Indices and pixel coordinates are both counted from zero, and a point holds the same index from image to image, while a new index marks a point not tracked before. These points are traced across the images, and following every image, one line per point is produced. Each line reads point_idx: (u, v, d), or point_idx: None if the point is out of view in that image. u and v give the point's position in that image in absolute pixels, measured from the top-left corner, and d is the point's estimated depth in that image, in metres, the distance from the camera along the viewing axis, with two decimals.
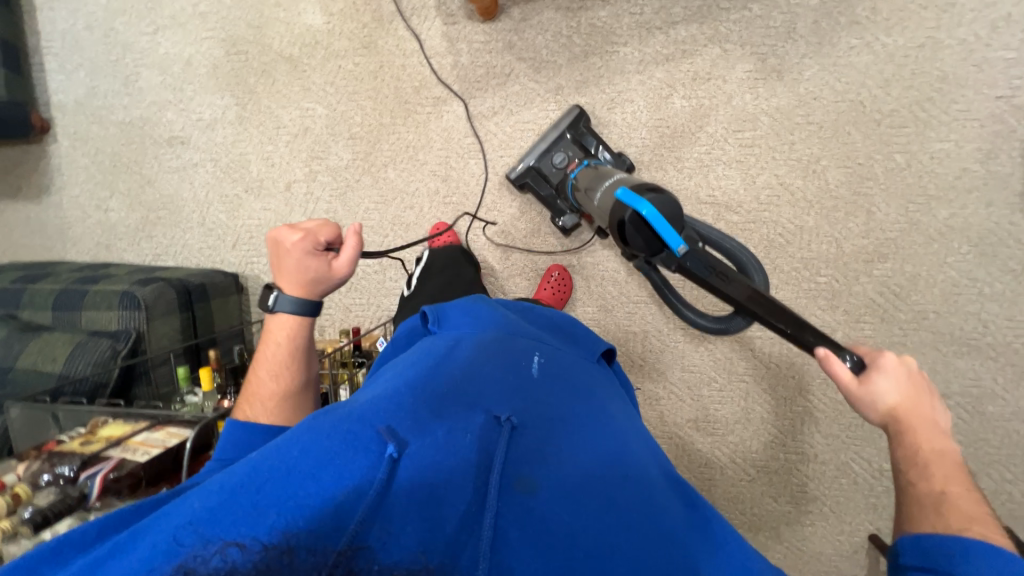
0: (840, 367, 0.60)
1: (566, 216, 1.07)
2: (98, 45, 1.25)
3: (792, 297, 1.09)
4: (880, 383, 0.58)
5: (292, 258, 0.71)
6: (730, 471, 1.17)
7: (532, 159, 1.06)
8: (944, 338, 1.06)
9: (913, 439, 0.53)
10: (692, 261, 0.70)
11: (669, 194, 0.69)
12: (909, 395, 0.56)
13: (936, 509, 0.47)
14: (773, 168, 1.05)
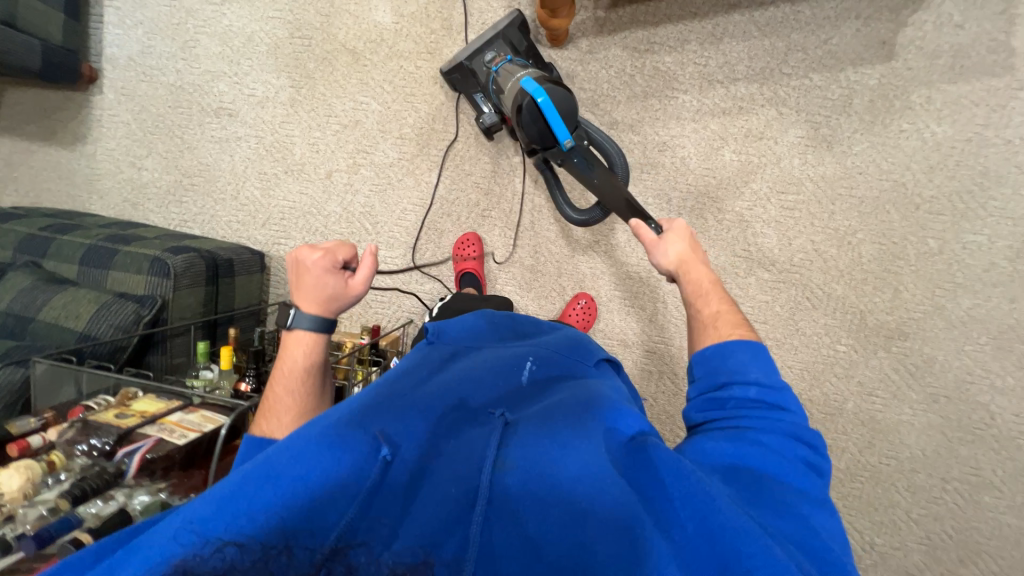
0: (646, 231, 0.72)
1: (486, 114, 1.02)
2: (162, 7, 1.25)
3: (810, 361, 1.11)
4: (667, 240, 0.71)
5: (313, 274, 0.71)
6: None
7: (464, 55, 1.00)
8: (951, 422, 1.08)
9: (694, 278, 0.67)
10: (576, 156, 0.81)
11: (566, 90, 0.77)
12: (688, 245, 0.70)
13: (711, 326, 0.61)
14: (810, 233, 1.07)
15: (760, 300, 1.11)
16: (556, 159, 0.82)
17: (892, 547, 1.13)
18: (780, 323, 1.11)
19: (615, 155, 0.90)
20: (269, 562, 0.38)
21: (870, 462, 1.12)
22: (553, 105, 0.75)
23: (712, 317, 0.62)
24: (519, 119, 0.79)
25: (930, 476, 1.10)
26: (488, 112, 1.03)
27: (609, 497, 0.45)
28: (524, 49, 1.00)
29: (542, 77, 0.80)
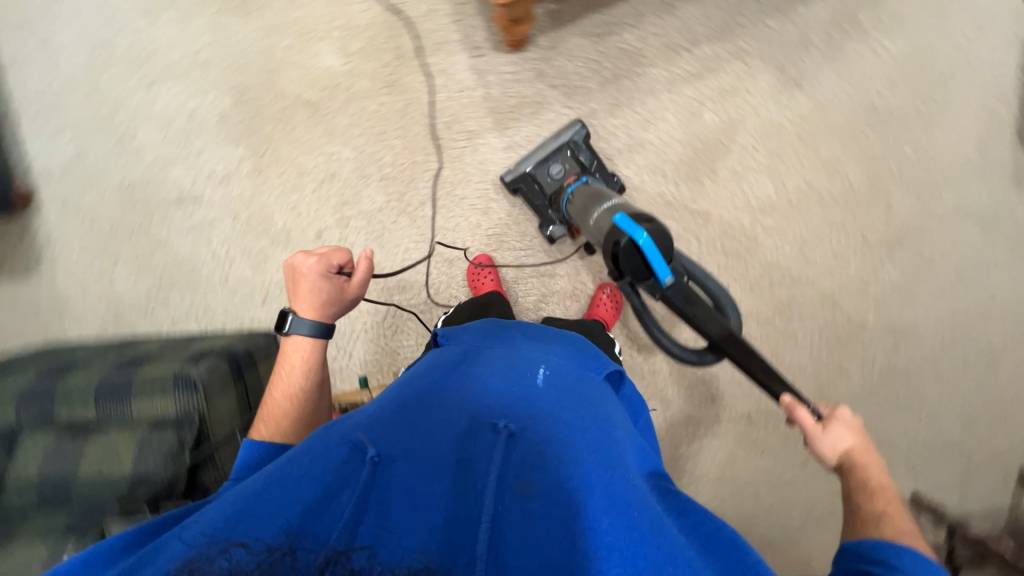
0: (802, 412, 0.66)
1: (554, 227, 1.10)
2: (85, 105, 1.15)
3: (827, 288, 1.17)
4: (828, 426, 0.65)
5: (307, 281, 0.74)
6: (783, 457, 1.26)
7: (528, 165, 1.07)
8: (961, 308, 1.17)
9: (871, 475, 0.59)
10: (676, 295, 0.76)
11: (661, 225, 0.75)
12: (855, 441, 0.63)
13: (876, 524, 0.52)
14: (800, 171, 1.12)
15: (769, 245, 1.15)
16: (652, 291, 0.77)
17: (935, 434, 1.22)
18: (793, 261, 1.16)
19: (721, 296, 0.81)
20: (275, 562, 0.38)
21: (900, 363, 1.20)
22: (654, 242, 0.73)
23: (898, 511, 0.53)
24: (612, 258, 0.76)
25: (954, 361, 1.19)
26: (552, 224, 1.10)
27: (605, 526, 0.44)
28: (590, 160, 1.07)
29: (635, 212, 0.77)
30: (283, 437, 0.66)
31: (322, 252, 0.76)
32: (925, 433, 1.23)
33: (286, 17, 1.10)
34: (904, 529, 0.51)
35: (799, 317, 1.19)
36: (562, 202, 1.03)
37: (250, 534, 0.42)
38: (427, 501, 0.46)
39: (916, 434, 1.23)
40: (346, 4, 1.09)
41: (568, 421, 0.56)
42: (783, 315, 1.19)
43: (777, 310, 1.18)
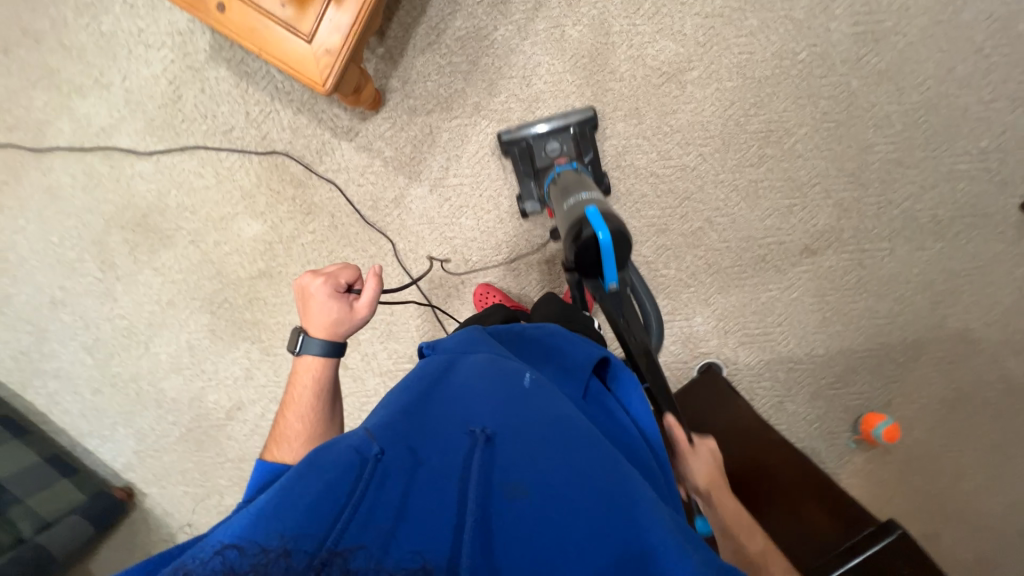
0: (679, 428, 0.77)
1: (529, 202, 1.07)
2: (114, 396, 1.27)
3: (794, 88, 1.08)
4: (696, 449, 0.76)
5: (315, 303, 0.76)
6: (868, 259, 1.17)
7: (529, 133, 1.05)
8: (934, 8, 1.05)
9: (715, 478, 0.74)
10: (615, 302, 0.78)
11: (626, 232, 0.74)
12: (713, 464, 0.75)
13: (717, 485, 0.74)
14: (690, 10, 1.05)
15: (712, 92, 1.08)
16: (595, 294, 0.80)
17: (999, 135, 1.10)
18: (745, 89, 1.08)
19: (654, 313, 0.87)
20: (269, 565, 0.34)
21: (917, 99, 1.09)
22: (612, 253, 0.73)
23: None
24: (570, 244, 0.76)
25: (966, 58, 1.07)
26: (530, 198, 1.07)
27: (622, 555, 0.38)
28: (584, 151, 1.06)
29: (606, 209, 0.77)
30: (292, 456, 0.68)
31: (330, 271, 0.77)
32: (990, 142, 1.10)
33: (197, 221, 1.17)
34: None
35: (787, 131, 1.10)
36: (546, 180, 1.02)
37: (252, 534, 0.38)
38: (426, 511, 0.41)
39: (982, 147, 1.10)
40: (230, 176, 1.14)
41: (574, 418, 0.50)
42: (772, 140, 1.10)
43: (763, 140, 1.10)
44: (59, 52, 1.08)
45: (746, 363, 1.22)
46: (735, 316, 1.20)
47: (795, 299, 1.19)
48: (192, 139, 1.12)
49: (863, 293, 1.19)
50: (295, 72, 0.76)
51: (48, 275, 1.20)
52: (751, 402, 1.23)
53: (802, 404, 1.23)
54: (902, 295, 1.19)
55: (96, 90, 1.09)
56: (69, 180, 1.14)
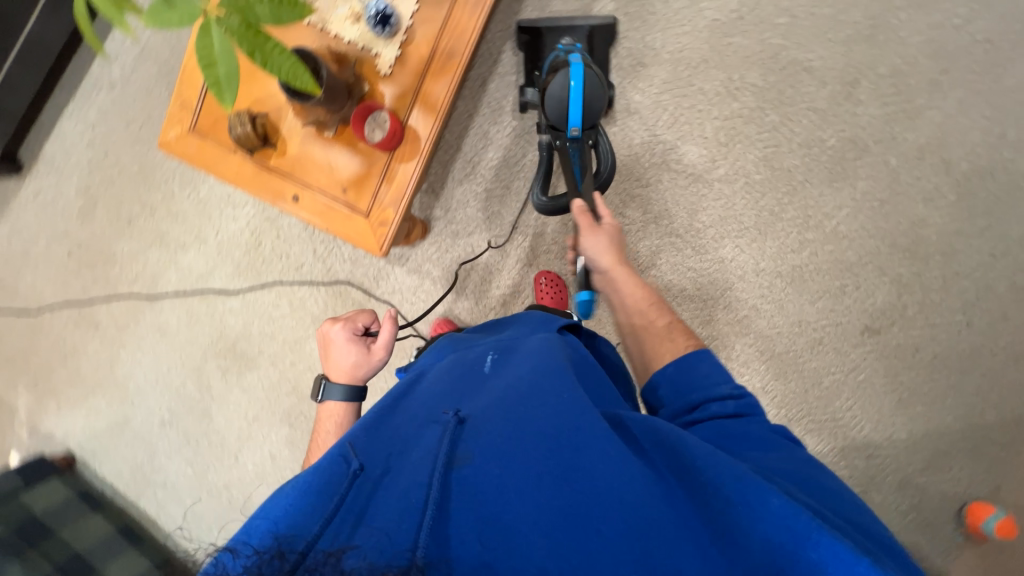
0: (586, 220, 0.86)
1: (528, 90, 1.06)
2: (210, 502, 1.41)
3: (827, 173, 1.07)
4: (597, 235, 0.85)
5: (337, 347, 0.85)
6: (943, 334, 1.09)
7: (546, 23, 1.05)
8: (970, 79, 1.03)
9: (623, 281, 0.82)
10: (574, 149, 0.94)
11: (600, 80, 0.91)
12: (610, 244, 0.85)
13: (622, 287, 0.82)
14: (708, 116, 1.09)
15: (740, 187, 1.10)
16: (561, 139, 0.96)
17: None
18: (775, 180, 1.09)
19: (611, 160, 0.98)
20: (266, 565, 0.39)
21: (968, 168, 1.04)
22: (583, 78, 0.89)
23: (669, 327, 0.75)
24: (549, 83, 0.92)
25: (1018, 122, 1.02)
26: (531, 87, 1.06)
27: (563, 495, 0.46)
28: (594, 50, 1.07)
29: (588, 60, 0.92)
30: None
31: (350, 316, 0.87)
32: None
33: (275, 345, 1.32)
34: (679, 342, 0.72)
35: (827, 214, 1.08)
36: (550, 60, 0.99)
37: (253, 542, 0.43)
38: (405, 497, 0.46)
39: None
40: (302, 304, 1.29)
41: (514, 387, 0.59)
42: (811, 225, 1.09)
43: (802, 226, 1.09)
44: (167, 217, 1.30)
45: (819, 453, 1.15)
46: (798, 403, 1.14)
47: (863, 381, 1.12)
48: (271, 275, 1.29)
49: (943, 370, 1.10)
50: (355, 240, 0.88)
51: (159, 399, 1.38)
52: None
53: (891, 494, 1.13)
54: (991, 369, 1.08)
55: (195, 245, 1.30)
56: (174, 319, 1.34)
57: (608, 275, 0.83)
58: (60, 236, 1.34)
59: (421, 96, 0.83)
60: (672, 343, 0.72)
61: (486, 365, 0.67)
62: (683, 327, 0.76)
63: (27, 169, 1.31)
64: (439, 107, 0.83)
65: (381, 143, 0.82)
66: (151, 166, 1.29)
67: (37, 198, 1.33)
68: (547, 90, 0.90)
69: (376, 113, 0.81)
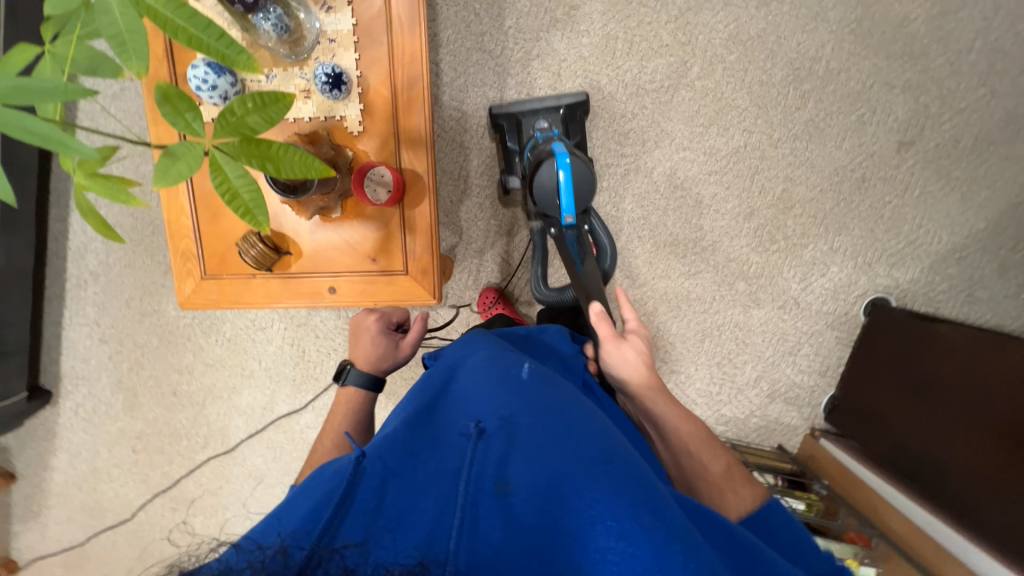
0: (604, 328, 0.74)
1: (512, 178, 1.08)
2: None
3: (797, 20, 1.04)
4: (622, 347, 0.72)
5: (367, 337, 0.79)
6: (974, 115, 1.07)
7: (521, 108, 1.06)
8: None
9: (668, 408, 0.68)
10: (570, 236, 0.88)
11: (591, 173, 0.88)
12: (644, 361, 0.72)
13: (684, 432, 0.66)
14: (659, 23, 1.06)
15: (721, 74, 1.07)
16: (553, 224, 0.91)
17: None
18: (750, 51, 1.06)
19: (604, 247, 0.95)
20: (264, 560, 0.35)
21: None
22: (572, 181, 0.86)
23: (725, 475, 0.62)
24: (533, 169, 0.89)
25: None
26: (514, 175, 1.08)
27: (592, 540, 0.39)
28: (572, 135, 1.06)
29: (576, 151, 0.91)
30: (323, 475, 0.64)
31: (382, 310, 0.83)
32: None
33: None
34: (736, 494, 0.59)
35: (813, 58, 1.06)
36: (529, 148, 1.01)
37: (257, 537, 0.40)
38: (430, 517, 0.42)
39: None
40: None
41: (557, 408, 0.52)
42: (804, 75, 1.06)
43: (796, 81, 1.07)
44: (207, 371, 1.28)
45: (911, 281, 1.14)
46: (869, 244, 1.13)
47: (920, 195, 1.11)
48: (328, 375, 1.26)
49: (988, 148, 1.08)
50: (407, 300, 0.86)
51: None
52: (937, 310, 1.15)
53: (994, 284, 1.12)
54: None
55: (245, 382, 1.28)
56: (261, 460, 1.32)
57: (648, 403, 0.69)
58: (118, 438, 1.32)
59: (403, 136, 0.80)
60: (725, 500, 0.59)
61: (524, 371, 0.60)
62: (744, 474, 0.64)
63: (56, 392, 1.29)
64: (425, 138, 0.80)
65: (388, 199, 0.80)
66: (169, 331, 1.26)
67: (79, 414, 1.30)
68: (535, 176, 0.87)
69: (369, 173, 0.78)
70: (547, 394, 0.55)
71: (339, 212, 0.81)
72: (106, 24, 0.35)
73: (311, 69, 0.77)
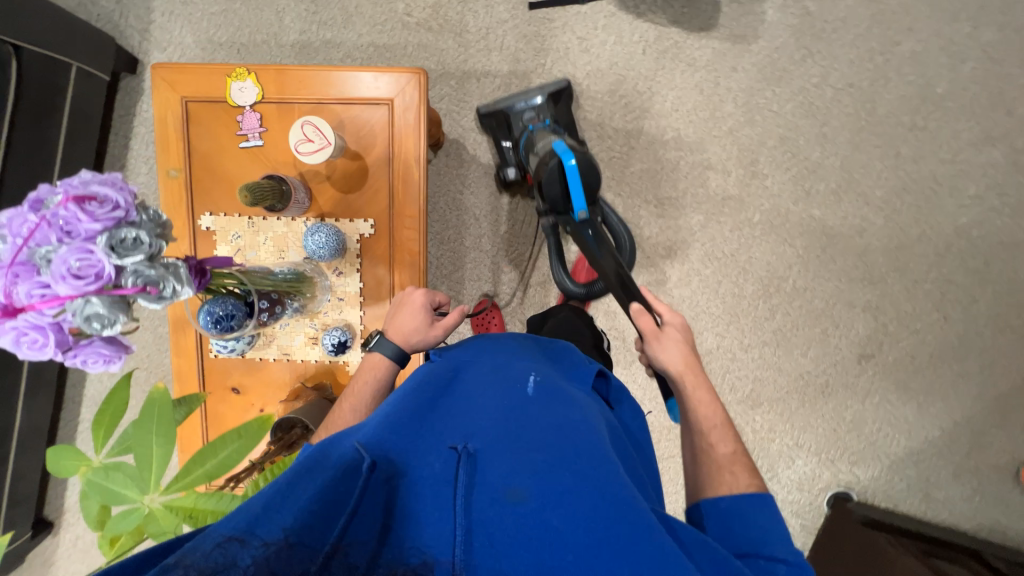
0: (647, 323, 0.77)
1: (511, 170, 1.07)
2: None
3: (766, 245, 1.14)
4: (662, 339, 0.75)
5: (406, 311, 0.78)
6: (928, 335, 1.16)
7: (503, 103, 1.02)
8: (852, 119, 1.10)
9: (696, 397, 0.69)
10: (588, 231, 0.90)
11: (591, 162, 0.88)
12: (686, 348, 0.75)
13: (703, 452, 0.65)
14: (642, 237, 1.16)
15: (697, 285, 1.17)
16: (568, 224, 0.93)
17: (983, 176, 1.10)
18: (724, 267, 1.16)
19: (625, 237, 1.00)
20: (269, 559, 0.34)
21: (883, 193, 1.12)
22: (577, 174, 0.87)
23: (731, 456, 0.64)
24: (541, 173, 0.89)
25: (908, 138, 1.09)
26: (510, 168, 1.07)
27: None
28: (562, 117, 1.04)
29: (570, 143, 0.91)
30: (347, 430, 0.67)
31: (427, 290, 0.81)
32: (978, 187, 1.10)
33: None
34: (740, 478, 0.61)
35: (781, 277, 1.15)
36: (524, 145, 1.00)
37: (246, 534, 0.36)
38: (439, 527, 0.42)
39: (973, 196, 1.10)
40: None
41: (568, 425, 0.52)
42: (771, 292, 1.16)
43: (765, 296, 1.16)
44: None
45: (871, 478, 1.21)
46: (831, 442, 1.21)
47: (880, 401, 1.18)
48: None
49: (942, 364, 1.17)
50: None
51: None
52: (897, 506, 1.21)
53: (949, 486, 1.19)
54: (983, 345, 1.15)
55: None
56: None
57: (676, 382, 0.72)
58: None
59: None
60: (722, 484, 0.60)
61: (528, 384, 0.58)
62: (749, 464, 0.64)
63: (58, 523, 1.35)
64: None
65: None
66: None
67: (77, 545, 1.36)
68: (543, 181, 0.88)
69: None
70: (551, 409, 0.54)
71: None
72: (153, 525, 0.44)
73: (321, 321, 0.86)
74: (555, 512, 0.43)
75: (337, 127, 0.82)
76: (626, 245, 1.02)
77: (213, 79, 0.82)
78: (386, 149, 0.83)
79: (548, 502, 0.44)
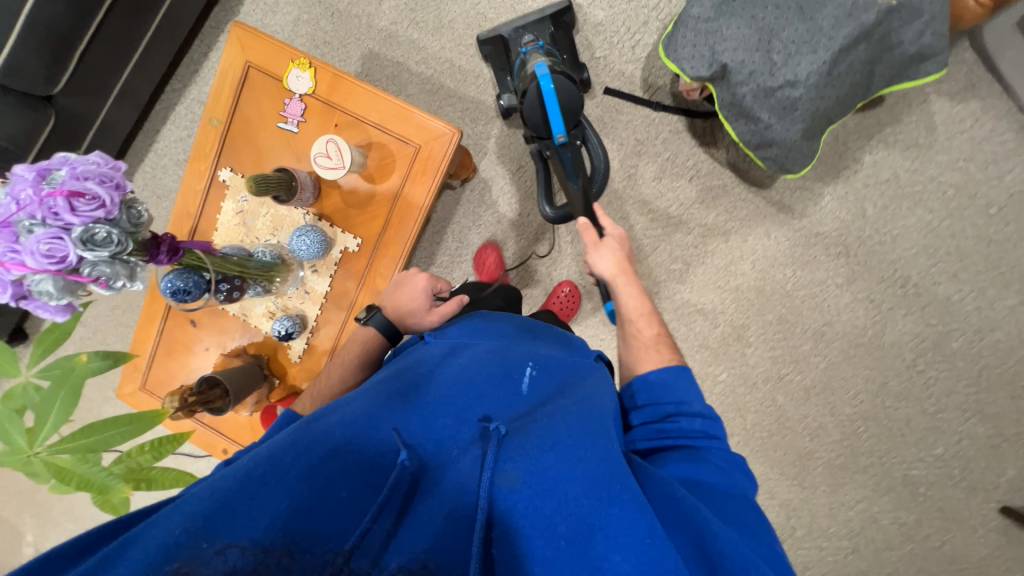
0: (590, 236, 0.77)
1: (506, 96, 1.04)
2: None
3: (718, 404, 1.13)
4: (601, 251, 0.75)
5: (407, 291, 0.79)
6: (831, 559, 1.13)
7: (505, 32, 1.02)
8: (853, 332, 1.07)
9: (625, 294, 0.71)
10: (564, 154, 0.90)
11: (572, 84, 0.87)
12: (623, 254, 0.75)
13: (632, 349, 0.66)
14: (610, 343, 1.18)
15: None
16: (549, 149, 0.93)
17: (955, 442, 1.07)
18: None
19: (601, 165, 0.96)
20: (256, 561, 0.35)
21: (851, 411, 1.10)
22: (555, 95, 0.86)
23: (653, 338, 0.65)
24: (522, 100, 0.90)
25: (899, 373, 1.07)
26: (506, 95, 1.05)
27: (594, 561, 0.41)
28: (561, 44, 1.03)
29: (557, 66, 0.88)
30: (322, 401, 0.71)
31: (433, 275, 0.82)
32: (943, 449, 1.07)
33: None
34: (663, 356, 0.63)
35: None
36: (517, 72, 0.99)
37: (234, 533, 0.38)
38: (438, 510, 0.43)
39: (933, 455, 1.08)
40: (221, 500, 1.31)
41: (564, 410, 0.53)
42: None
43: None
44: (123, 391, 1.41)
45: None
46: None
47: None
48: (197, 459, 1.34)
49: None
50: None
51: None
52: None
53: None
54: None
55: None
56: None
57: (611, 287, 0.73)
58: None
59: None
60: (647, 361, 0.63)
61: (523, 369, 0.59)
62: (671, 344, 0.66)
63: None
64: None
65: None
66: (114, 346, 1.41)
67: None
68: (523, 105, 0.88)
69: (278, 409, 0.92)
70: (546, 400, 0.56)
71: (270, 403, 0.94)
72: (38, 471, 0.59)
73: (283, 302, 0.93)
74: (550, 495, 0.45)
75: (363, 146, 0.87)
76: (601, 172, 0.98)
77: (280, 57, 0.87)
78: (398, 184, 0.87)
79: (545, 489, 0.45)
